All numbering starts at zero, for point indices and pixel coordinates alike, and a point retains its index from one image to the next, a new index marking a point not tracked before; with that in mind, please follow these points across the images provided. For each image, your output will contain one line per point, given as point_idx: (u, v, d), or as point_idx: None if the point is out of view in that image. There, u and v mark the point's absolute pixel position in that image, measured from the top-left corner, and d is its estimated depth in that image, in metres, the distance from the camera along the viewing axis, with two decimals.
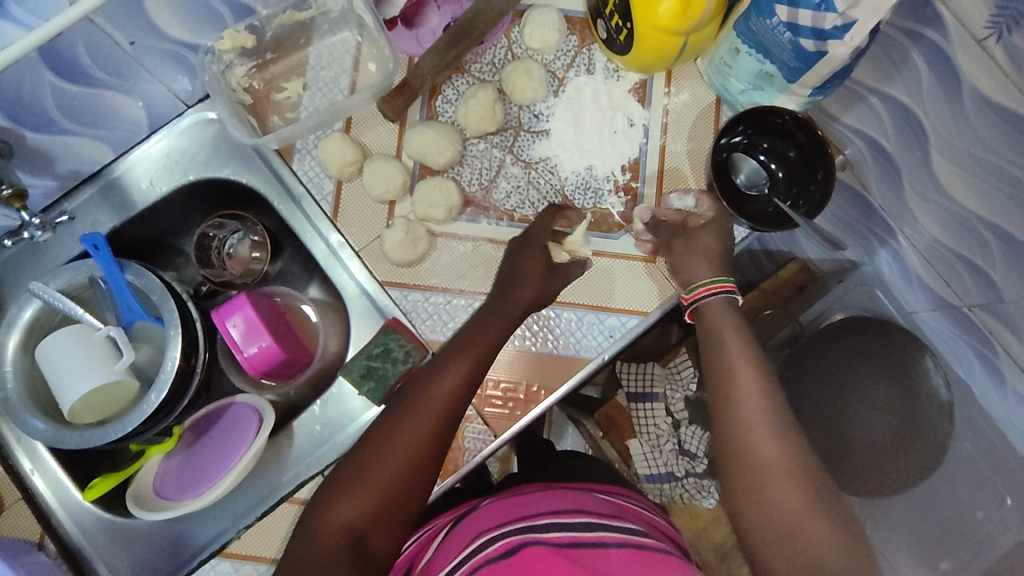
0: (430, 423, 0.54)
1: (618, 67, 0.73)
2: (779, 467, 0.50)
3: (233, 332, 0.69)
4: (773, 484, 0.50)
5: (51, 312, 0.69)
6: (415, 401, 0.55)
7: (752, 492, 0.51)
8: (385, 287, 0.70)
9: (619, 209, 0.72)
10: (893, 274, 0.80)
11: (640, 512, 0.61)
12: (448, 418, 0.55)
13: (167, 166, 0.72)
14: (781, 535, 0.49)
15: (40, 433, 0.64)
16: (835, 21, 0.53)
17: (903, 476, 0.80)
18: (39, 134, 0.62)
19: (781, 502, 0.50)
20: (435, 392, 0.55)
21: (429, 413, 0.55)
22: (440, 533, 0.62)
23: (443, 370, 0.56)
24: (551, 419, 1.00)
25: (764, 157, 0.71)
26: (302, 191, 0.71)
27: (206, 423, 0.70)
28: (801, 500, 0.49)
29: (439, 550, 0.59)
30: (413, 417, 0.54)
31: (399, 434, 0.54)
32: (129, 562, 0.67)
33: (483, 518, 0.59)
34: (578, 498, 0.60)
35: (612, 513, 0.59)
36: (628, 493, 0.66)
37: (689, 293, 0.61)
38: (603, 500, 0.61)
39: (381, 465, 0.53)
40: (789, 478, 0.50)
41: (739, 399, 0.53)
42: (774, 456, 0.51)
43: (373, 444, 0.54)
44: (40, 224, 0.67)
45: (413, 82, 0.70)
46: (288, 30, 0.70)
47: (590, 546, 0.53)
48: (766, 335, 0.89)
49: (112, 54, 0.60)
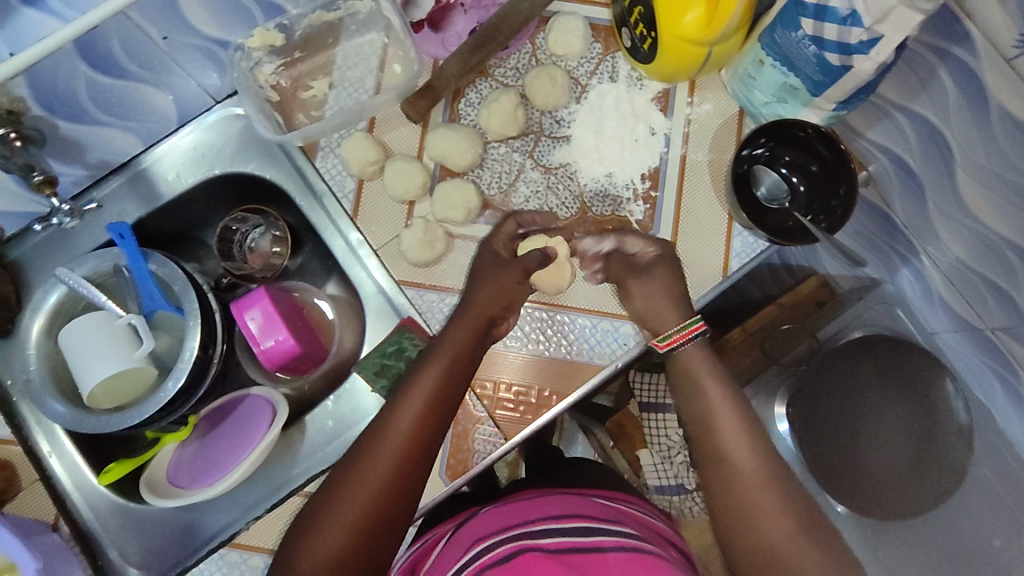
0: (400, 442, 0.51)
1: (641, 76, 0.73)
2: (759, 487, 0.49)
3: (252, 324, 0.70)
4: (755, 509, 0.49)
5: (75, 298, 0.70)
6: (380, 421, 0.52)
7: (736, 521, 0.49)
8: (401, 286, 0.70)
9: (638, 217, 0.71)
10: (915, 293, 0.79)
11: (643, 518, 0.61)
12: (421, 436, 0.52)
13: (194, 159, 0.73)
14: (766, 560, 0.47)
15: (60, 416, 0.65)
16: (861, 36, 0.53)
17: (914, 501, 0.77)
18: (73, 124, 0.64)
19: (766, 527, 0.48)
20: (403, 411, 0.52)
21: (397, 431, 0.52)
22: (440, 541, 0.62)
23: (412, 385, 0.54)
24: (562, 426, 0.89)
25: (786, 170, 0.71)
26: (323, 188, 0.72)
27: (220, 414, 0.72)
28: (790, 524, 0.48)
29: (441, 555, 0.60)
30: (383, 437, 0.51)
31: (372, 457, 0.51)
32: (140, 548, 0.68)
33: (482, 524, 0.59)
34: (577, 505, 0.60)
35: (612, 518, 0.58)
36: (629, 497, 0.65)
37: (666, 341, 0.58)
38: (606, 506, 0.61)
39: (357, 487, 0.50)
40: (771, 496, 0.49)
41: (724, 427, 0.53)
42: (754, 482, 0.50)
43: (346, 469, 0.51)
44: (68, 211, 0.68)
45: (436, 85, 0.71)
46: (317, 30, 0.71)
47: (588, 552, 0.53)
48: (780, 350, 0.88)
49: (145, 48, 0.61)
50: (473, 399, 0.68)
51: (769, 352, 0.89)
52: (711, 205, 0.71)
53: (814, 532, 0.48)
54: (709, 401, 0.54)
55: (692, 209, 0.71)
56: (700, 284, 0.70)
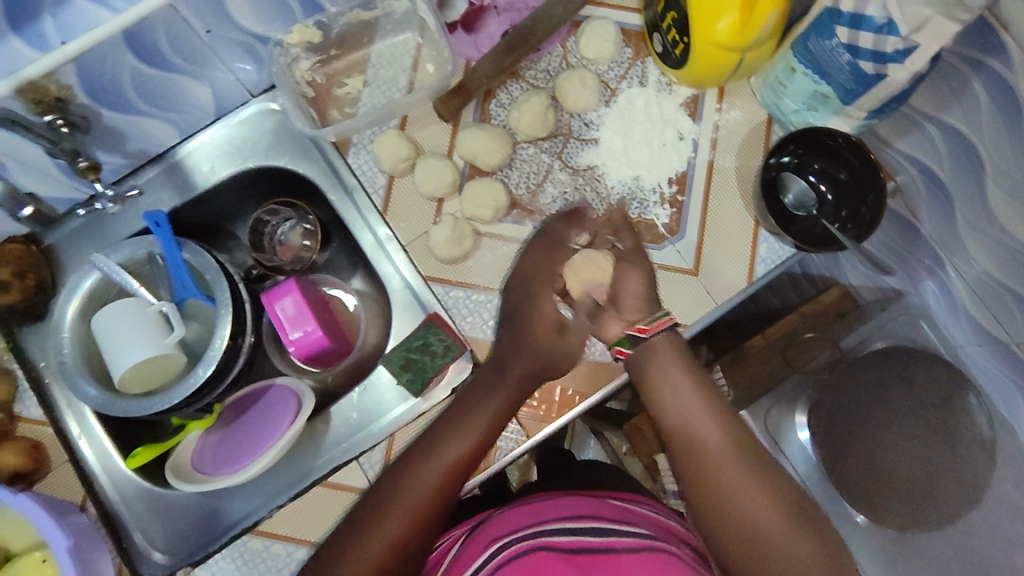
0: (410, 515, 0.53)
1: (671, 81, 0.74)
2: (737, 471, 0.53)
3: (282, 314, 0.72)
4: (743, 498, 0.52)
5: (109, 284, 0.72)
6: (408, 475, 0.54)
7: (727, 513, 0.52)
8: (428, 282, 0.71)
9: (664, 221, 0.72)
10: (939, 306, 0.76)
11: (654, 516, 0.61)
12: (448, 487, 0.54)
13: (228, 152, 0.75)
14: (749, 542, 0.51)
15: (91, 398, 0.66)
16: (897, 45, 0.53)
17: (943, 508, 0.76)
18: (115, 113, 0.65)
19: (755, 513, 0.52)
20: (416, 483, 0.54)
21: (423, 492, 0.53)
22: (455, 544, 0.62)
23: (429, 458, 0.55)
24: (573, 429, 0.86)
25: (814, 178, 0.71)
26: (354, 184, 0.73)
27: (245, 403, 0.73)
28: (775, 507, 0.52)
29: (457, 553, 0.60)
30: (394, 508, 0.53)
31: (380, 524, 0.52)
32: (165, 532, 0.69)
33: (496, 525, 0.60)
34: (590, 504, 0.60)
35: (624, 518, 0.59)
36: (648, 501, 0.65)
37: (649, 324, 0.61)
38: (619, 506, 0.62)
39: (378, 534, 0.52)
40: (751, 481, 0.53)
41: (701, 419, 0.56)
42: (739, 473, 0.53)
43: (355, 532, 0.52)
44: (111, 197, 0.71)
45: (468, 85, 0.72)
46: (353, 28, 0.73)
47: (601, 552, 0.54)
48: (802, 358, 0.85)
49: (189, 41, 0.62)
50: None
51: (791, 360, 0.86)
52: (738, 210, 0.72)
53: (796, 509, 0.52)
54: (684, 399, 0.57)
55: (718, 214, 0.72)
56: (725, 288, 0.71)
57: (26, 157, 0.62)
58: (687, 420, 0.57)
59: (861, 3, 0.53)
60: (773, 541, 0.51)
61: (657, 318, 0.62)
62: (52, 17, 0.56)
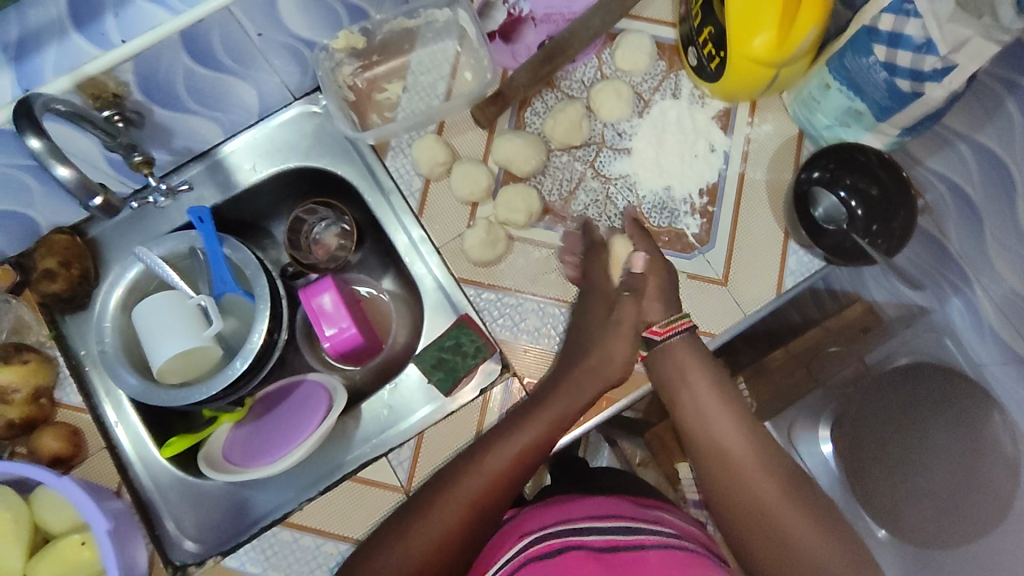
0: (489, 480, 0.56)
1: (704, 95, 0.75)
2: (759, 474, 0.56)
3: (319, 310, 0.75)
4: (767, 501, 0.54)
5: (150, 276, 0.74)
6: (465, 468, 0.57)
7: (751, 515, 0.54)
8: (460, 284, 0.73)
9: (694, 231, 0.73)
10: (966, 325, 0.74)
11: (681, 523, 0.62)
12: (503, 476, 0.56)
13: (269, 153, 0.77)
14: (774, 543, 0.53)
15: (130, 386, 0.68)
16: (935, 64, 0.54)
17: (973, 524, 0.69)
18: (165, 110, 0.67)
19: (777, 516, 0.54)
20: (498, 455, 0.57)
21: (479, 482, 0.56)
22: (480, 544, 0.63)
23: (503, 441, 0.58)
24: (586, 439, 0.84)
25: (845, 193, 0.72)
26: (391, 186, 0.75)
27: (278, 397, 0.74)
28: (798, 510, 0.54)
29: (487, 550, 0.61)
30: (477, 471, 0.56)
31: (464, 484, 0.56)
32: (196, 520, 0.71)
33: (526, 523, 0.61)
34: (617, 506, 0.61)
35: (650, 519, 0.60)
36: (662, 504, 0.67)
37: (663, 327, 0.64)
38: (643, 509, 0.62)
39: (438, 517, 0.54)
40: (773, 485, 0.55)
41: (721, 425, 0.59)
42: (762, 476, 0.55)
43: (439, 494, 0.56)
44: (163, 190, 0.71)
45: (506, 93, 0.73)
46: (395, 36, 0.75)
47: (630, 551, 0.54)
48: (824, 372, 0.85)
49: (241, 43, 0.64)
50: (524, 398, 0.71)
51: (815, 374, 0.85)
52: (768, 222, 0.73)
53: (818, 514, 0.55)
54: (710, 412, 0.60)
55: (748, 225, 0.73)
56: (753, 299, 0.72)
57: (82, 150, 0.65)
58: (710, 427, 0.59)
59: (900, 24, 0.55)
60: (796, 543, 0.53)
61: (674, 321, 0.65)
62: (114, 16, 0.56)
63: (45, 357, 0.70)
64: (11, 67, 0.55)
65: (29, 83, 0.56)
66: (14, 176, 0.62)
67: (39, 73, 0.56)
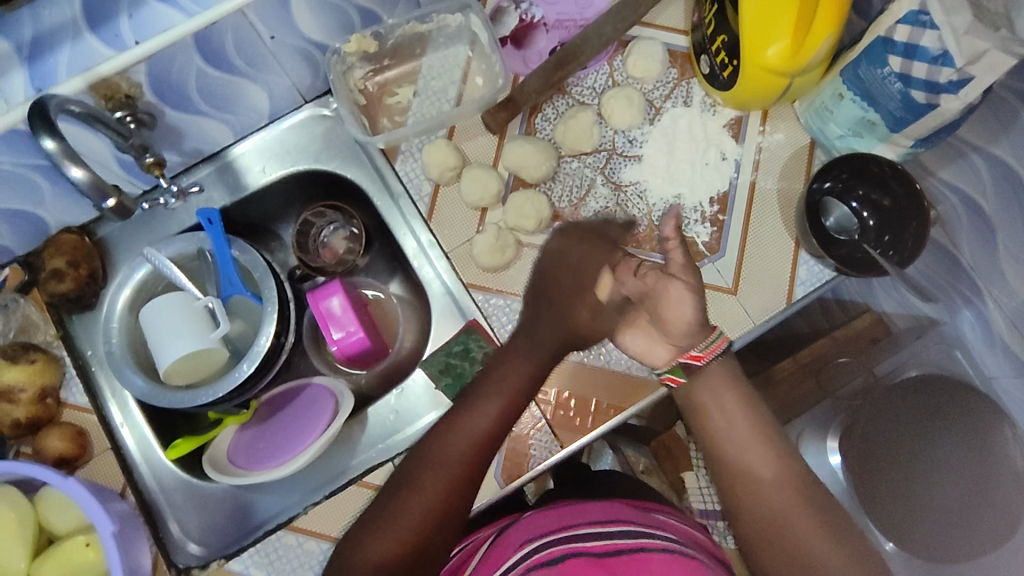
0: (449, 475, 0.55)
1: (715, 102, 0.75)
2: (780, 490, 0.56)
3: (326, 313, 0.74)
4: (791, 525, 0.55)
5: (158, 277, 0.74)
6: (428, 457, 0.56)
7: (773, 539, 0.55)
8: (468, 289, 0.73)
9: (704, 239, 0.73)
10: (975, 337, 0.73)
11: (685, 528, 0.62)
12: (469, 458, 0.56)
13: (279, 155, 0.77)
14: (790, 556, 0.54)
15: (136, 387, 0.68)
16: (951, 76, 0.54)
17: (975, 542, 0.67)
18: (177, 112, 0.67)
19: (801, 540, 0.54)
20: (452, 448, 0.56)
21: (443, 471, 0.55)
22: (482, 546, 0.63)
23: (462, 419, 0.56)
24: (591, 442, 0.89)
25: (856, 204, 0.71)
26: (400, 190, 0.75)
27: (284, 399, 0.74)
28: (823, 535, 0.54)
29: (485, 557, 0.61)
30: (433, 467, 0.55)
31: (422, 483, 0.55)
32: (200, 523, 0.70)
33: (525, 529, 0.61)
34: (622, 510, 0.61)
35: (654, 525, 0.59)
36: (668, 509, 0.66)
37: (706, 350, 0.61)
38: (644, 512, 0.62)
39: (405, 509, 0.55)
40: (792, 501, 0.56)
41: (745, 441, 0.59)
42: (788, 501, 0.56)
43: (395, 497, 0.55)
44: (173, 192, 0.71)
45: (517, 98, 0.73)
46: (407, 40, 0.75)
47: (632, 554, 0.54)
48: (836, 383, 0.88)
49: (253, 46, 0.64)
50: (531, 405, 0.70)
51: (823, 386, 0.89)
52: (778, 231, 0.72)
53: (843, 536, 0.55)
54: (735, 429, 0.59)
55: (758, 234, 0.72)
56: (763, 308, 0.71)
57: (94, 150, 0.64)
58: (735, 444, 0.59)
59: (916, 34, 0.55)
60: (811, 558, 0.53)
61: (712, 342, 0.62)
62: (128, 17, 0.56)
63: (52, 357, 0.70)
64: (24, 67, 0.55)
65: (43, 83, 0.56)
66: (24, 175, 0.62)
67: (52, 73, 0.56)
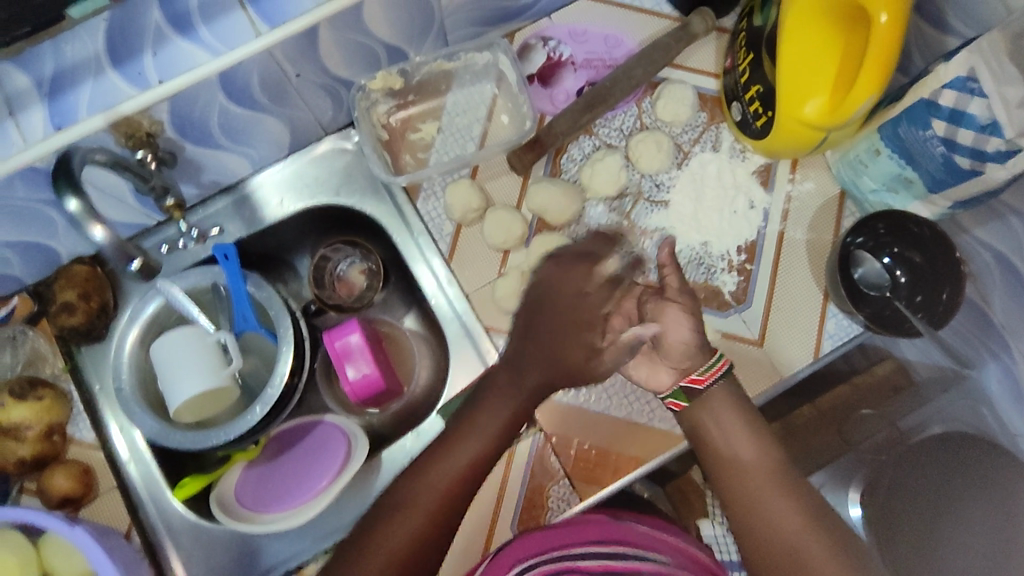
0: (419, 528, 0.53)
1: (745, 148, 0.74)
2: (769, 482, 0.55)
3: (342, 353, 0.73)
4: (795, 536, 0.52)
5: (170, 310, 0.72)
6: (417, 478, 0.54)
7: (771, 543, 0.53)
8: (487, 332, 0.71)
9: (732, 289, 0.71)
10: (1003, 394, 0.70)
11: (685, 546, 0.62)
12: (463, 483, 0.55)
13: (298, 188, 0.75)
14: (777, 547, 0.52)
15: (147, 428, 0.66)
16: (999, 146, 0.53)
17: None
18: (198, 147, 0.65)
19: (802, 551, 0.52)
20: (423, 500, 0.54)
21: (435, 492, 0.54)
22: (481, 563, 0.63)
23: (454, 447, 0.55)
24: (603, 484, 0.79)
25: (890, 261, 0.69)
26: (421, 228, 0.73)
27: (293, 438, 0.72)
28: (825, 546, 0.52)
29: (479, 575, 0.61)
30: (405, 513, 0.53)
31: (413, 504, 0.53)
32: (206, 567, 0.68)
33: (517, 549, 0.61)
34: (615, 528, 0.61)
35: (647, 545, 0.60)
36: (672, 528, 0.66)
37: (705, 373, 0.60)
38: (643, 528, 0.63)
39: (402, 522, 0.53)
40: (780, 494, 0.54)
41: (736, 437, 0.58)
42: (787, 508, 0.54)
43: (362, 540, 0.53)
44: None
45: (544, 140, 0.71)
46: (433, 76, 0.74)
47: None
48: (858, 434, 0.86)
49: (279, 83, 0.62)
50: (550, 454, 0.69)
51: (847, 438, 0.87)
52: (807, 284, 0.71)
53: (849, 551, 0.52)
54: (730, 424, 0.58)
55: (785, 285, 0.71)
56: (790, 363, 0.70)
57: (110, 184, 0.63)
58: (729, 440, 0.58)
59: (962, 101, 0.54)
60: (796, 549, 0.52)
61: (713, 365, 0.60)
62: (152, 55, 0.54)
63: (59, 393, 0.68)
64: (43, 104, 0.53)
65: (62, 120, 0.54)
66: (40, 210, 0.61)
67: (72, 111, 0.54)
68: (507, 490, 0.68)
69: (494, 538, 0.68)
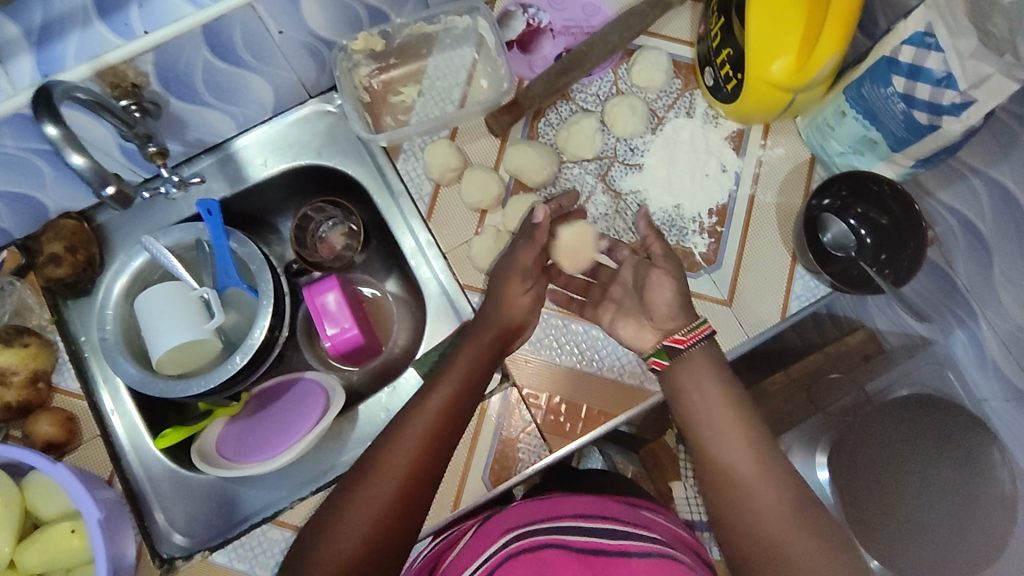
0: (392, 483, 0.53)
1: (718, 114, 0.75)
2: (755, 474, 0.54)
3: (322, 308, 0.75)
4: (778, 532, 0.51)
5: (154, 266, 0.74)
6: (394, 428, 0.56)
7: (754, 537, 0.52)
8: (463, 290, 0.73)
9: (702, 250, 0.73)
10: (968, 358, 0.69)
11: (667, 524, 0.62)
12: (438, 430, 0.56)
13: (281, 148, 0.77)
14: (759, 542, 0.51)
15: (129, 375, 0.68)
16: (954, 98, 0.54)
17: None
18: (182, 102, 0.67)
19: (786, 548, 0.51)
20: (397, 454, 0.54)
21: (410, 443, 0.55)
22: (466, 531, 0.64)
23: (426, 399, 0.57)
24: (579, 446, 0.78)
25: (854, 222, 0.72)
26: (401, 189, 0.75)
27: (273, 393, 0.74)
28: (811, 540, 0.51)
29: (469, 542, 0.62)
30: (381, 465, 0.54)
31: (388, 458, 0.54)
32: (186, 513, 0.70)
33: (511, 518, 0.61)
34: (602, 506, 0.61)
35: (638, 521, 0.59)
36: (657, 507, 0.66)
37: (688, 334, 0.60)
38: (628, 507, 0.62)
39: (376, 480, 0.53)
40: (765, 486, 0.53)
41: (723, 428, 0.56)
42: (771, 497, 0.52)
43: (360, 476, 0.54)
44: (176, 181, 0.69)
45: (522, 102, 0.73)
46: (413, 40, 0.76)
47: (610, 556, 0.53)
48: (827, 399, 0.85)
49: (261, 40, 0.63)
50: (522, 409, 0.70)
51: (815, 400, 0.86)
52: (776, 247, 0.73)
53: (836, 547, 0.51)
54: (714, 413, 0.57)
55: (755, 248, 0.73)
56: (758, 321, 0.71)
57: (97, 137, 0.64)
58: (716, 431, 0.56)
59: (921, 56, 0.55)
60: (780, 545, 0.51)
61: (697, 327, 0.61)
62: (139, 7, 0.56)
63: (45, 342, 0.70)
64: (31, 52, 0.55)
65: (49, 69, 0.56)
66: (28, 160, 0.63)
67: (60, 59, 0.56)
68: (479, 444, 0.70)
69: (464, 493, 0.69)
